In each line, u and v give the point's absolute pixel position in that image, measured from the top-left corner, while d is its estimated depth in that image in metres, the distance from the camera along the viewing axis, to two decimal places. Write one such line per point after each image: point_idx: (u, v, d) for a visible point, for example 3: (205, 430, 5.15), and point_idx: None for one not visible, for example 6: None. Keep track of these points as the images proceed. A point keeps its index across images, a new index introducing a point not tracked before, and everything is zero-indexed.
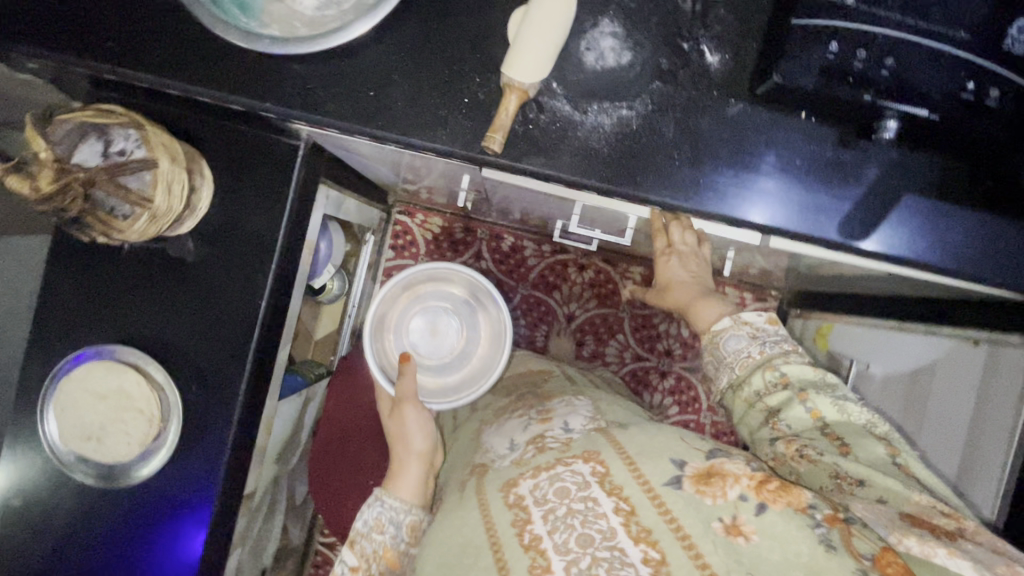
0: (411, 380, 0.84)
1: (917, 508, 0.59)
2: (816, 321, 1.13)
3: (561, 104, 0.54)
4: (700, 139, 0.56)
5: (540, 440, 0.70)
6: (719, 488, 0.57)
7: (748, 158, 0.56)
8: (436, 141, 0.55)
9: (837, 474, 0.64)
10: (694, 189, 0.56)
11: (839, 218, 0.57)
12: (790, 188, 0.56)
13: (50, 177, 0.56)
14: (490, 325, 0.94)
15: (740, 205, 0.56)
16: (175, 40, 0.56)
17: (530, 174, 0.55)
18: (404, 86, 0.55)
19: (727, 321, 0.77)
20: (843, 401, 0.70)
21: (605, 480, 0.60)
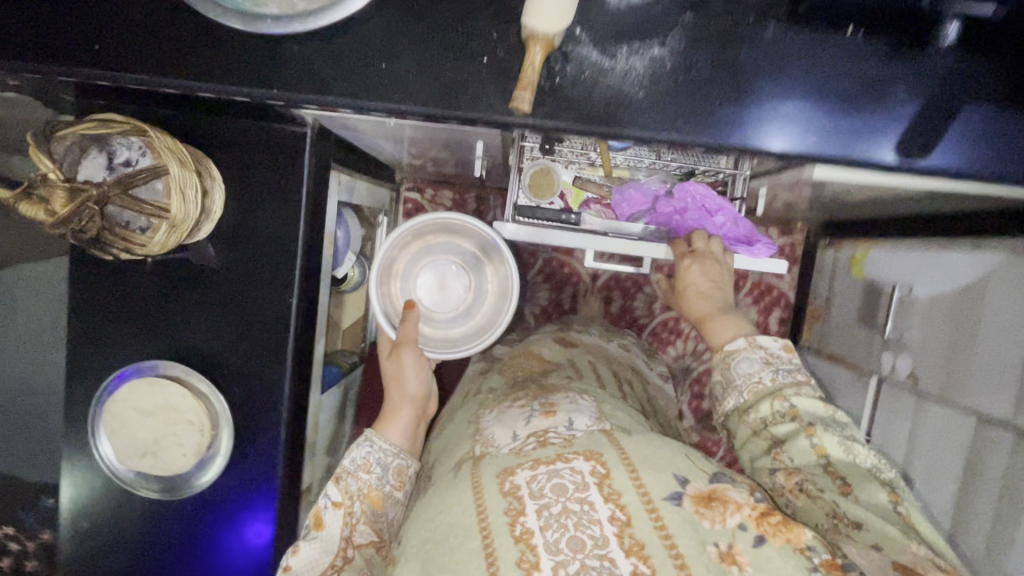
0: (413, 329, 0.74)
1: (918, 563, 0.50)
2: (850, 248, 1.10)
3: (588, 50, 0.50)
4: (740, 71, 0.52)
5: (540, 433, 0.57)
6: (719, 513, 0.48)
7: (793, 84, 0.52)
8: (459, 110, 0.51)
9: (834, 513, 0.55)
10: (738, 126, 0.52)
11: (893, 138, 0.53)
12: (840, 112, 0.53)
13: (64, 198, 0.54)
14: (500, 282, 0.80)
15: (787, 137, 0.53)
16: (162, 32, 0.52)
17: (564, 132, 0.52)
18: (416, 52, 0.51)
19: (740, 341, 0.66)
20: (852, 442, 0.59)
21: (604, 483, 0.49)
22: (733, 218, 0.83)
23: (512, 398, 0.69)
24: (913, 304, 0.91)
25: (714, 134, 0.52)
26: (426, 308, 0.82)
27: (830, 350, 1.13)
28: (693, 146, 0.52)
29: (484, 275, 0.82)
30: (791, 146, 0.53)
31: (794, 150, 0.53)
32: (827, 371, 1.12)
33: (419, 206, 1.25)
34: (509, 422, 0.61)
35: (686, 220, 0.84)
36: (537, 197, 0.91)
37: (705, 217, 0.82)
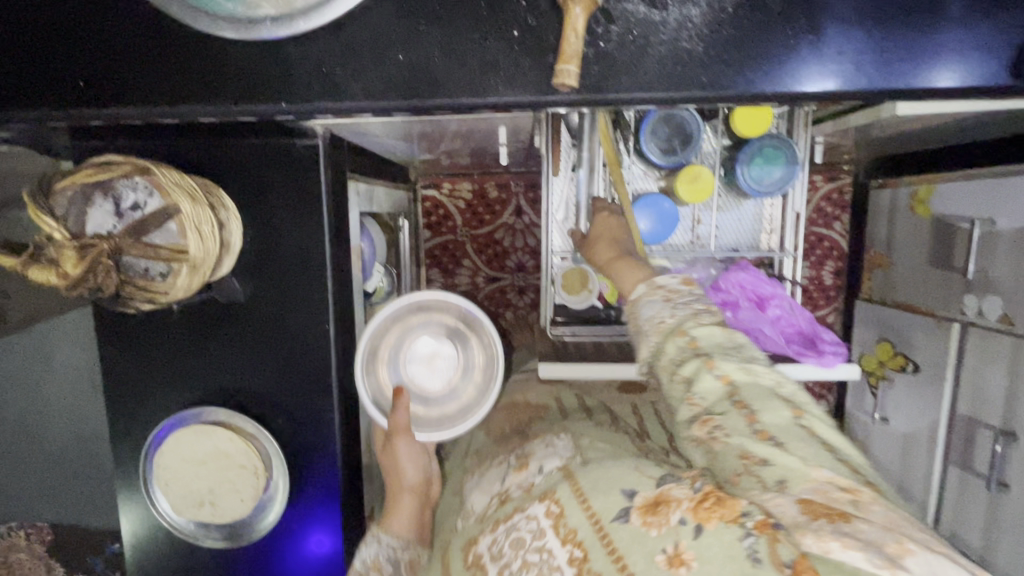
0: (406, 417, 0.64)
1: (823, 491, 0.41)
2: (909, 186, 1.01)
3: (633, 5, 0.43)
4: (815, 3, 0.44)
5: (506, 491, 0.58)
6: (662, 516, 0.41)
7: (878, 6, 0.44)
8: (495, 95, 0.45)
9: (744, 455, 0.44)
10: (815, 68, 0.45)
11: (1004, 53, 0.45)
12: (940, 31, 0.44)
13: (73, 257, 0.49)
14: (490, 353, 0.65)
15: (876, 72, 0.45)
16: (149, 56, 0.46)
17: (615, 105, 0.45)
18: (436, 34, 0.44)
19: (640, 287, 0.58)
20: (752, 362, 0.51)
21: (558, 523, 0.45)
22: (788, 308, 0.70)
23: (491, 456, 0.70)
24: (995, 239, 0.82)
25: (798, 79, 0.45)
26: (413, 390, 0.66)
27: (897, 298, 1.05)
28: (767, 99, 0.45)
29: (471, 344, 0.66)
30: (889, 81, 0.45)
31: (890, 84, 0.45)
32: (895, 321, 1.04)
33: (438, 203, 1.19)
34: (486, 485, 0.62)
35: (736, 314, 0.69)
36: (569, 296, 0.80)
37: (759, 314, 0.69)
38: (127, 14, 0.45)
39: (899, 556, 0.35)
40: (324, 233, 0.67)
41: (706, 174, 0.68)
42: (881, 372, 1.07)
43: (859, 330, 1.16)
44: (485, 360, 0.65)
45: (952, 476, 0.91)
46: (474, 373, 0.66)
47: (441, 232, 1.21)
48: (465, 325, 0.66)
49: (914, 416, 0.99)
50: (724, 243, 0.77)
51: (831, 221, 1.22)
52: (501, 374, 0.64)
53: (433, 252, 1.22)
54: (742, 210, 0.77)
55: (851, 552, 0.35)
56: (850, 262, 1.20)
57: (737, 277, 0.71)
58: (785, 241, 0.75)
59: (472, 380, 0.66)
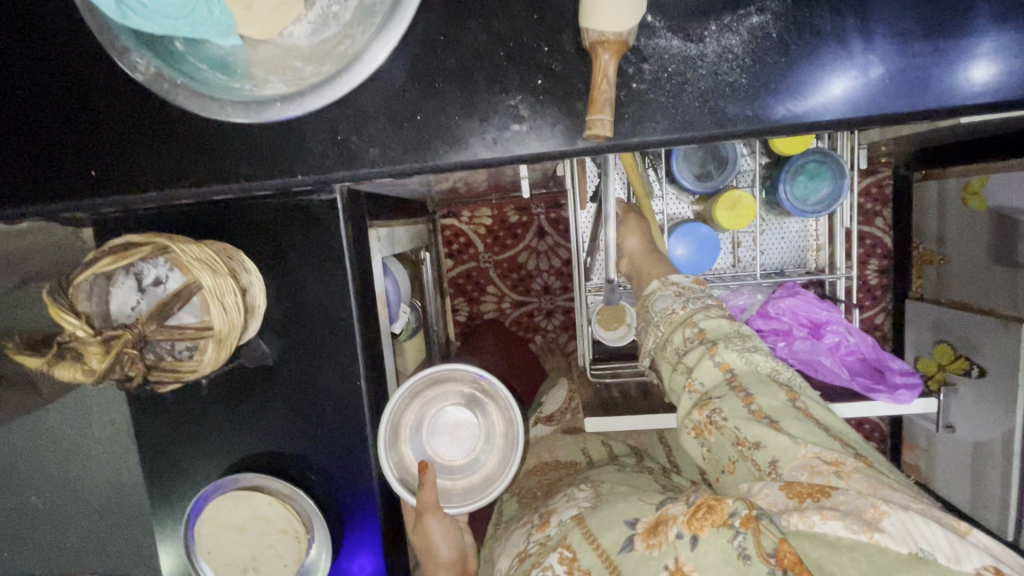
0: (434, 495, 0.61)
1: (808, 465, 0.46)
2: (956, 178, 0.94)
3: (666, 40, 0.40)
4: (867, 19, 0.40)
5: (526, 549, 0.59)
6: (661, 536, 0.47)
7: (937, 18, 0.40)
8: (520, 150, 0.42)
9: (737, 440, 0.49)
10: (873, 88, 0.40)
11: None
12: (1009, 32, 0.40)
13: (98, 352, 0.48)
14: (512, 423, 0.64)
15: (940, 87, 0.40)
16: (163, 139, 0.44)
17: (653, 148, 0.41)
18: (454, 92, 0.41)
19: (655, 282, 0.63)
20: (752, 352, 0.54)
21: (572, 567, 0.50)
22: (846, 331, 0.68)
23: (521, 519, 0.70)
24: None
25: (849, 95, 0.40)
26: (438, 464, 0.65)
27: (955, 297, 0.98)
28: (819, 129, 0.41)
29: (489, 412, 0.65)
30: (954, 93, 0.40)
31: (962, 99, 0.40)
32: (951, 321, 0.97)
33: (459, 231, 1.17)
34: (512, 549, 0.63)
35: (789, 344, 0.67)
36: (609, 331, 0.76)
37: (815, 342, 0.67)
38: (138, 101, 0.44)
39: (876, 519, 0.41)
40: (348, 289, 0.64)
41: (749, 198, 0.64)
42: (940, 376, 1.00)
43: (912, 331, 1.09)
44: (505, 431, 0.64)
45: None
46: (495, 444, 0.65)
47: (464, 260, 1.18)
48: (482, 393, 0.66)
49: (983, 424, 0.92)
50: (768, 263, 0.74)
51: (872, 217, 1.15)
52: (524, 445, 0.63)
53: (457, 281, 1.19)
54: (783, 228, 0.74)
55: (831, 522, 0.41)
56: (896, 258, 1.13)
57: (789, 302, 0.68)
58: (834, 259, 0.72)
59: (493, 450, 0.65)
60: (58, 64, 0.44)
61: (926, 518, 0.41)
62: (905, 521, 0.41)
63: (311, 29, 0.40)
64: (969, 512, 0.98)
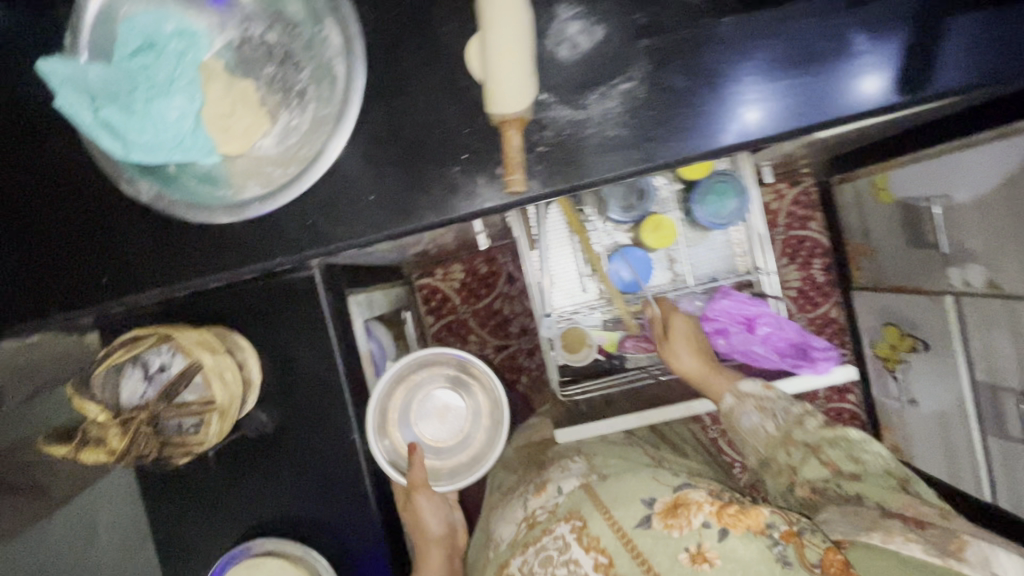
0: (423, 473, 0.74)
1: (912, 509, 0.59)
2: (866, 178, 1.06)
3: (559, 110, 0.50)
4: (713, 74, 0.50)
5: (532, 515, 0.69)
6: (684, 519, 0.59)
7: (772, 65, 0.50)
8: (458, 211, 0.51)
9: (841, 495, 0.65)
10: (732, 122, 0.50)
11: (952, 63, 0.50)
12: (870, 55, 0.50)
13: (118, 433, 0.56)
14: (493, 400, 0.80)
15: (786, 113, 0.50)
16: (161, 245, 0.53)
17: (563, 193, 0.51)
18: (399, 173, 0.51)
19: (729, 401, 0.73)
20: (861, 450, 0.67)
21: (583, 533, 0.62)
22: (776, 322, 0.78)
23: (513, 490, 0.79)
24: (959, 213, 0.85)
25: (762, 120, 0.50)
26: (430, 443, 0.80)
27: (891, 281, 1.07)
28: (695, 159, 0.51)
29: (474, 395, 0.81)
30: (803, 117, 0.50)
31: (835, 112, 0.50)
32: (893, 304, 1.07)
33: (434, 289, 1.26)
34: (512, 516, 0.72)
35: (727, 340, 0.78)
36: (573, 355, 0.85)
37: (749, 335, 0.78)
38: (139, 215, 0.53)
39: (958, 551, 0.52)
40: (334, 352, 0.71)
41: (667, 221, 0.77)
42: (896, 356, 1.08)
43: (863, 317, 1.18)
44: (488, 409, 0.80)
45: (996, 444, 0.90)
46: (481, 422, 0.81)
47: (443, 315, 1.26)
48: (467, 378, 0.82)
49: (940, 394, 0.99)
50: (702, 274, 0.84)
51: (806, 222, 1.25)
52: (505, 420, 0.78)
53: (439, 335, 1.27)
54: (711, 242, 0.84)
55: (911, 545, 0.54)
56: (836, 255, 1.23)
57: (724, 304, 0.79)
58: (756, 260, 0.81)
59: (478, 427, 0.80)
60: (72, 196, 0.53)
61: (1010, 555, 0.50)
62: (984, 552, 0.51)
63: (278, 140, 0.50)
64: (950, 480, 1.03)
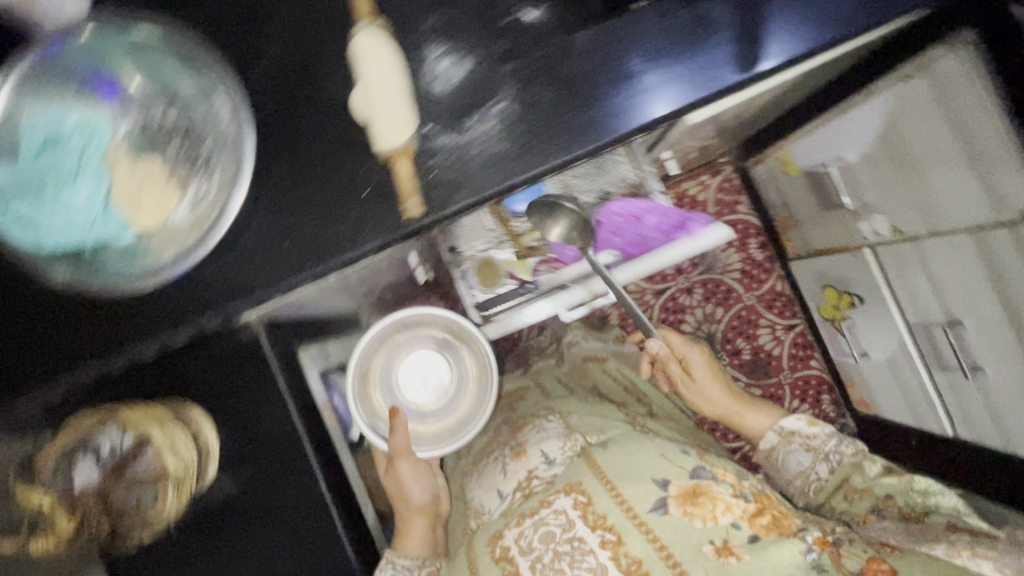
0: (404, 439, 0.80)
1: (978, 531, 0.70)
2: (773, 157, 1.13)
3: (444, 137, 0.55)
4: (579, 84, 0.56)
5: (528, 486, 0.80)
6: (705, 509, 0.68)
7: (629, 68, 0.56)
8: (368, 243, 0.54)
9: (906, 515, 0.77)
10: (607, 120, 0.56)
11: (781, 42, 0.57)
12: (711, 43, 0.56)
13: (65, 517, 0.61)
14: (480, 362, 0.84)
15: (651, 104, 0.56)
16: (91, 323, 0.56)
17: (462, 211, 0.55)
18: (307, 218, 0.54)
19: (774, 438, 0.91)
20: (915, 480, 0.80)
21: (588, 509, 0.70)
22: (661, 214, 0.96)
23: (485, 458, 0.94)
24: (855, 171, 0.92)
25: (658, 116, 0.56)
26: (415, 404, 0.86)
27: (819, 246, 1.13)
28: (578, 160, 0.56)
29: (461, 357, 0.86)
30: (667, 107, 0.56)
31: (692, 97, 0.56)
32: (825, 267, 1.13)
33: None
34: (492, 482, 0.86)
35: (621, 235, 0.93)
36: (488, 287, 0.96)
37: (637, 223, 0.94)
38: (65, 297, 0.55)
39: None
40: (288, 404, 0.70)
41: None
42: (840, 314, 1.13)
43: (804, 285, 1.24)
44: (474, 371, 0.85)
45: (941, 379, 0.94)
46: (468, 386, 0.86)
47: None
48: (452, 340, 0.86)
49: (885, 342, 1.03)
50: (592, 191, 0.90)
51: (734, 206, 1.33)
52: (493, 387, 0.82)
53: None
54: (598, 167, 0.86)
55: (981, 560, 0.63)
56: (768, 232, 1.30)
57: (612, 208, 0.94)
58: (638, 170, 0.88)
59: (466, 392, 0.86)
60: None
61: None
62: None
63: (189, 204, 0.53)
64: (914, 424, 1.06)
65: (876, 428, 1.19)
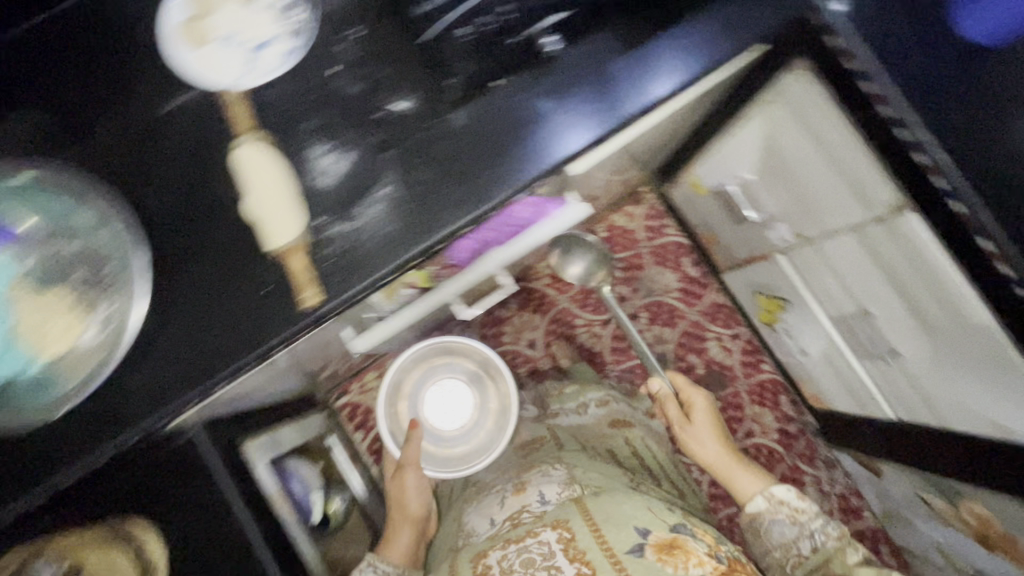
0: (414, 451, 0.98)
1: None
2: (685, 181, 1.20)
3: (337, 226, 0.58)
4: (467, 151, 0.60)
5: (517, 515, 0.81)
6: (680, 559, 0.69)
7: (519, 123, 0.60)
8: (272, 338, 0.56)
9: None
10: (505, 175, 0.59)
11: (651, 84, 0.62)
12: (589, 92, 0.61)
13: None
14: (503, 401, 1.09)
15: (545, 153, 0.60)
16: (10, 458, 0.56)
17: (363, 291, 0.57)
18: (213, 321, 0.57)
19: (762, 503, 0.91)
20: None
21: (569, 544, 0.71)
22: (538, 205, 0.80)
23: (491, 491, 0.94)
24: (751, 187, 0.99)
25: (553, 162, 0.59)
26: (439, 421, 1.10)
27: (742, 257, 1.19)
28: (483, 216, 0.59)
29: (487, 393, 1.11)
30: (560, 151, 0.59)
31: (581, 140, 0.60)
32: (752, 276, 1.18)
33: (356, 403, 1.30)
34: (489, 510, 0.87)
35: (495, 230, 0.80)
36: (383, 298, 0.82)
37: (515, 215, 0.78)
38: None
39: None
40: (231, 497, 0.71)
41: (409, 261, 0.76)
42: (775, 318, 1.18)
43: (740, 295, 1.29)
44: (497, 404, 1.10)
45: (870, 366, 0.98)
46: (489, 416, 1.10)
47: (371, 426, 1.30)
48: (483, 378, 1.12)
49: (818, 339, 1.07)
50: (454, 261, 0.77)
51: (663, 229, 1.39)
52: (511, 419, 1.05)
53: (374, 446, 1.28)
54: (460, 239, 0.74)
55: None
56: (698, 250, 1.35)
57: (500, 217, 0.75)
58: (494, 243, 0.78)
59: (486, 420, 1.10)
60: None
61: None
62: None
63: (92, 326, 0.55)
64: (863, 413, 1.09)
65: (832, 421, 1.22)
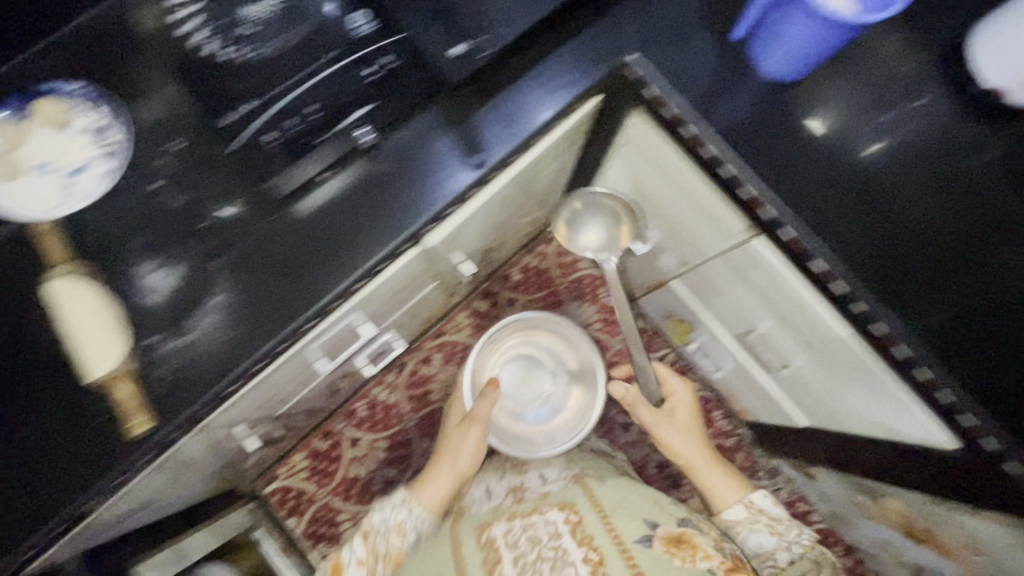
0: (485, 410, 0.93)
1: None
2: None
3: (169, 344, 0.57)
4: (311, 237, 0.60)
5: (522, 495, 0.87)
6: (687, 552, 0.71)
7: (375, 192, 0.61)
8: (107, 473, 0.55)
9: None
10: (366, 246, 0.60)
11: (497, 139, 0.64)
12: (443, 151, 0.63)
13: None
14: (584, 410, 1.10)
15: (406, 215, 0.61)
16: None
17: (203, 407, 0.56)
18: (45, 464, 0.55)
19: (740, 512, 0.86)
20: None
21: (579, 527, 0.76)
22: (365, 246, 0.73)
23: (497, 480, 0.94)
24: None
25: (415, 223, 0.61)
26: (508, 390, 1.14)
27: (646, 285, 1.20)
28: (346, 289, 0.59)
29: (572, 389, 1.14)
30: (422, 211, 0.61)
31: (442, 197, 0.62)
32: (659, 301, 1.20)
33: (285, 489, 1.24)
34: (487, 481, 0.93)
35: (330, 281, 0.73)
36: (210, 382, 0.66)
37: None
38: None
39: None
40: None
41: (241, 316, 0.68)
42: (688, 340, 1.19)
43: (657, 319, 1.30)
44: (577, 406, 1.12)
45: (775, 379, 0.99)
46: (563, 414, 1.12)
47: (304, 510, 1.24)
48: (573, 376, 1.15)
49: (726, 358, 1.09)
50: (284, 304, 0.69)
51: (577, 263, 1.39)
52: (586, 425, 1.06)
53: (310, 530, 1.23)
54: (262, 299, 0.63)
55: None
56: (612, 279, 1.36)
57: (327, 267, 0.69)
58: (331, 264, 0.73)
59: (559, 415, 1.13)
60: None
61: None
62: None
63: None
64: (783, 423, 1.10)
65: (762, 432, 1.23)
